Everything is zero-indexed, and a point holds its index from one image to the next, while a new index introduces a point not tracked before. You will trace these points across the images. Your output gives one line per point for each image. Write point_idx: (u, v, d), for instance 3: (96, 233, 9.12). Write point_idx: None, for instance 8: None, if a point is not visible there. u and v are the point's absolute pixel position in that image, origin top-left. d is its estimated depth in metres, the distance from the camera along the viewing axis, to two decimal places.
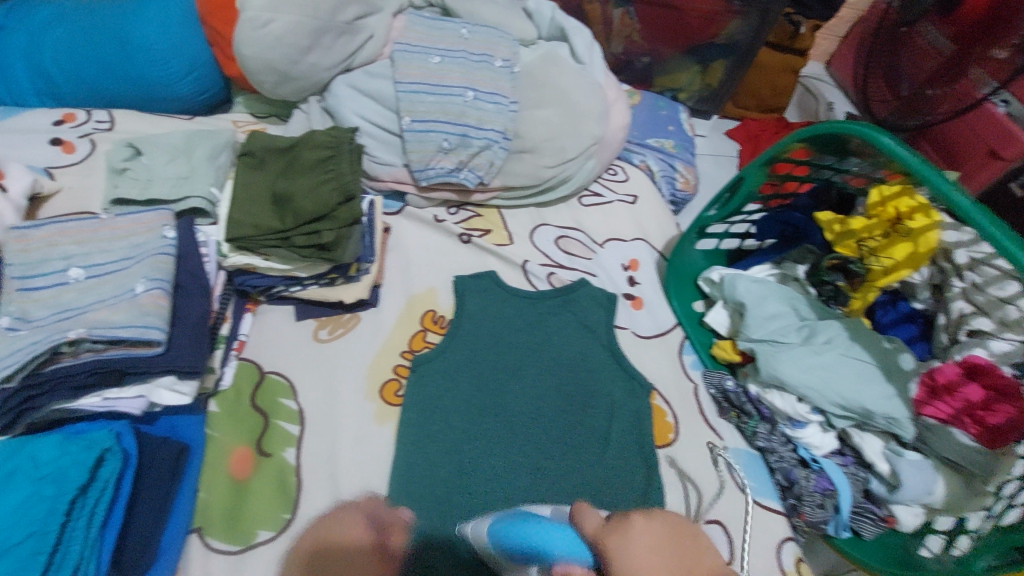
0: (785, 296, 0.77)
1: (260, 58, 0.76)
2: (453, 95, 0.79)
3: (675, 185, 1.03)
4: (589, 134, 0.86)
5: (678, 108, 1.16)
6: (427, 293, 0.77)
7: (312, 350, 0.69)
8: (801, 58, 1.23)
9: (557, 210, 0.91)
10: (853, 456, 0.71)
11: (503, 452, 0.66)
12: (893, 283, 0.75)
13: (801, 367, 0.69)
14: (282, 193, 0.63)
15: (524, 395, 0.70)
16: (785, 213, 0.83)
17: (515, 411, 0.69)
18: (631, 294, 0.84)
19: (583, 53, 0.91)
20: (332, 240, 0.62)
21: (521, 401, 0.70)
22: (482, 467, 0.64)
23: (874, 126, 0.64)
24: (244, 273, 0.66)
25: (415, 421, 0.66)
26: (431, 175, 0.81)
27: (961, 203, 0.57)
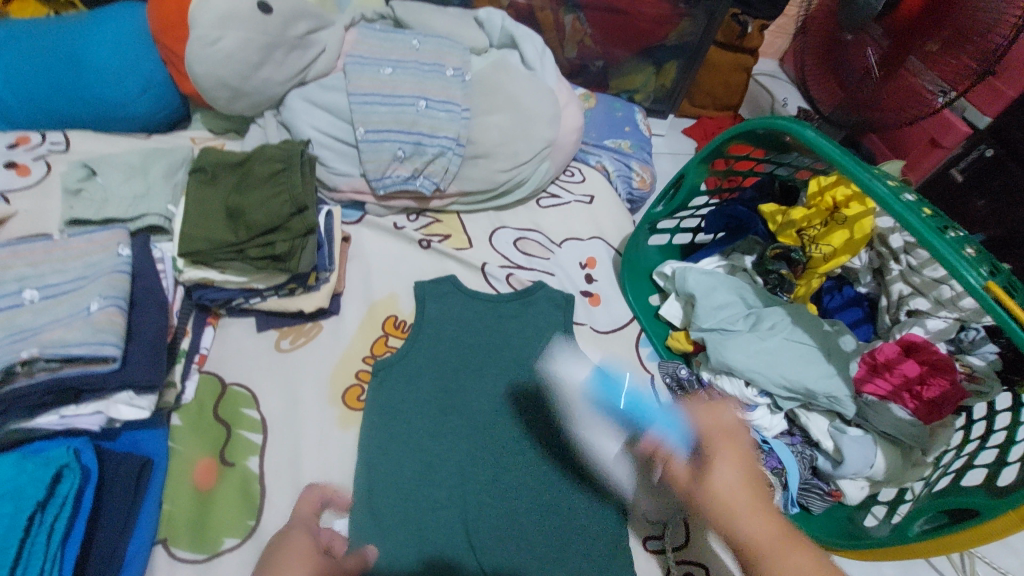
0: (733, 287, 0.80)
1: (212, 75, 0.77)
2: (405, 104, 0.81)
3: (632, 184, 1.06)
4: (541, 137, 0.88)
5: (634, 109, 1.19)
6: (389, 298, 0.78)
7: (275, 360, 0.70)
8: (751, 57, 1.26)
9: (515, 212, 0.93)
10: (801, 435, 0.75)
11: (467, 452, 0.67)
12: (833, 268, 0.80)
13: (748, 352, 0.73)
14: (236, 207, 0.64)
15: (487, 396, 0.72)
16: (730, 206, 0.87)
17: (476, 410, 0.70)
18: (588, 291, 0.87)
19: (533, 60, 0.94)
20: (286, 251, 0.64)
21: (483, 400, 0.71)
22: (448, 466, 0.66)
23: (799, 121, 0.69)
24: (201, 287, 0.67)
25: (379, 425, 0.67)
26: (388, 184, 0.83)
27: (876, 189, 0.61)
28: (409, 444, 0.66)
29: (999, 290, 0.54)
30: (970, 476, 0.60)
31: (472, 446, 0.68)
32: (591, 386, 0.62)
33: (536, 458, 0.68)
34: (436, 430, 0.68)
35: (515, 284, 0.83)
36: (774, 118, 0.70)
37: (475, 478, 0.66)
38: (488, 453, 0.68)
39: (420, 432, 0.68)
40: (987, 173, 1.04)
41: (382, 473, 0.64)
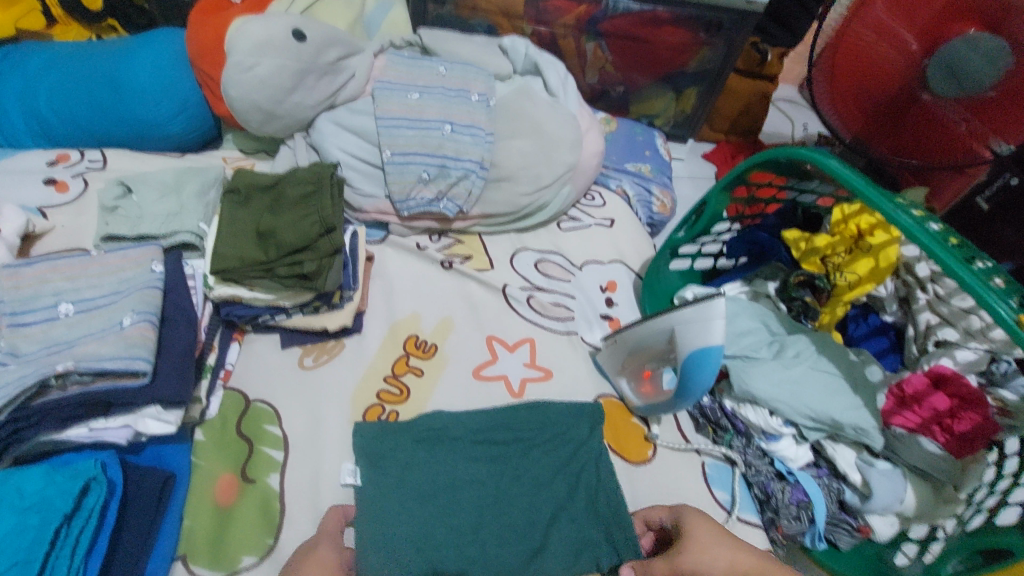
0: (755, 313, 0.80)
1: (246, 99, 0.80)
2: (431, 128, 0.83)
3: (651, 208, 1.07)
4: (563, 161, 0.90)
5: (654, 134, 1.20)
6: (410, 318, 0.78)
7: (298, 377, 0.70)
8: (771, 83, 1.27)
9: (536, 235, 0.94)
10: (828, 468, 0.72)
11: (469, 503, 0.63)
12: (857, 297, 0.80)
13: (772, 380, 0.72)
14: (266, 228, 0.66)
15: (494, 445, 0.67)
16: (752, 232, 0.86)
17: (514, 485, 0.66)
18: (608, 315, 0.87)
19: (556, 86, 0.96)
20: (314, 270, 0.66)
21: (516, 480, 0.67)
22: (450, 510, 0.62)
23: (822, 150, 0.69)
24: (230, 304, 0.68)
25: (373, 472, 0.63)
26: (413, 206, 0.84)
27: (903, 221, 0.61)
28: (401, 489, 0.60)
29: None
30: (1005, 513, 0.57)
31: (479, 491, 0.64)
32: (692, 356, 0.61)
33: (543, 517, 0.65)
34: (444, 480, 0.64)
35: (536, 307, 0.83)
36: (796, 147, 0.70)
37: (487, 526, 0.63)
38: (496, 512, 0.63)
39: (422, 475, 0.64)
40: (1014, 203, 1.03)
41: (389, 505, 0.61)
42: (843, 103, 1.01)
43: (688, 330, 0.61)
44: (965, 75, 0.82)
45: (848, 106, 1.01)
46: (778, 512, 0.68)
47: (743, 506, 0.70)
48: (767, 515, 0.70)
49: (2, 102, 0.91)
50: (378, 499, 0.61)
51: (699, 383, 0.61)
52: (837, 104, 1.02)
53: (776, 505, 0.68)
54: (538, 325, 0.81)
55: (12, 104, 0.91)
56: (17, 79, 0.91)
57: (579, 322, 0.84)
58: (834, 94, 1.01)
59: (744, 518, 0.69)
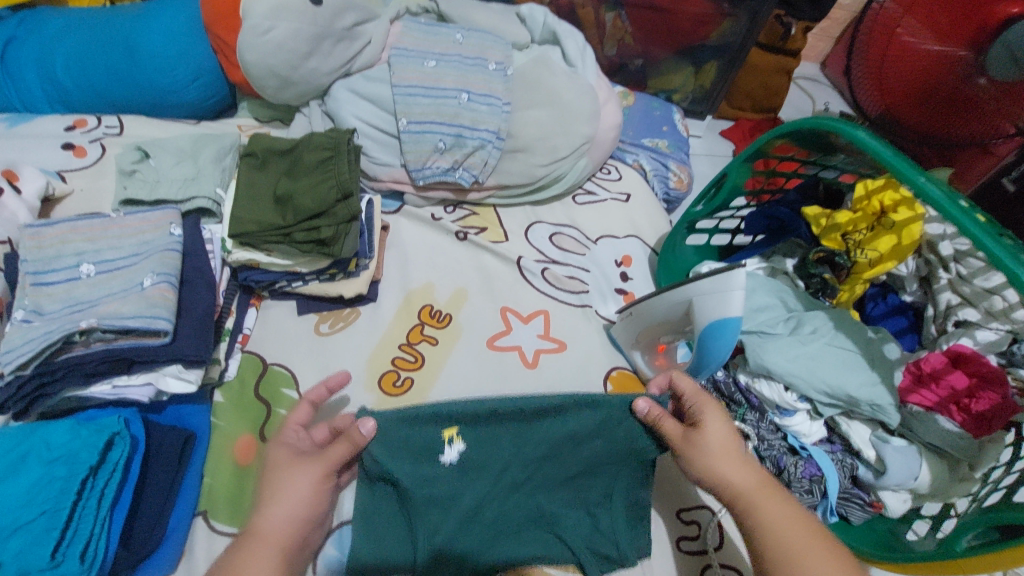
0: (773, 289, 0.79)
1: (262, 64, 0.80)
2: (448, 97, 0.82)
3: (668, 184, 1.06)
4: (580, 133, 0.88)
5: (672, 109, 1.18)
6: (425, 288, 0.78)
7: (314, 344, 0.71)
8: (794, 58, 1.23)
9: (552, 208, 0.93)
10: (841, 444, 0.73)
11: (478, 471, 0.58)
12: (878, 275, 0.77)
13: (788, 356, 0.72)
14: (284, 192, 0.66)
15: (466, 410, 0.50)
16: (773, 208, 0.85)
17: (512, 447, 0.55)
18: (622, 289, 0.86)
19: (574, 56, 0.94)
20: (331, 236, 0.65)
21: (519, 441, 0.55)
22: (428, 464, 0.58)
23: (849, 121, 0.68)
24: (248, 269, 0.69)
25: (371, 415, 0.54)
26: (428, 175, 0.83)
27: (932, 193, 0.59)
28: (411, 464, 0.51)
29: None
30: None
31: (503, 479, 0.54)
32: (710, 328, 0.60)
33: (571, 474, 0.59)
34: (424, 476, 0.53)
35: (550, 279, 0.83)
36: (822, 118, 0.68)
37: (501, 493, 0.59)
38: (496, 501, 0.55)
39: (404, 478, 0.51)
40: None
41: None
42: (881, 86, 0.99)
43: (706, 303, 0.61)
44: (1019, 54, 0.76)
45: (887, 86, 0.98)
46: (790, 486, 0.68)
47: None
48: None
49: (18, 66, 0.91)
50: None
51: (715, 356, 0.61)
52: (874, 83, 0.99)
53: (788, 480, 0.68)
54: (552, 297, 0.81)
55: (28, 68, 0.91)
56: (33, 43, 0.91)
57: (593, 296, 0.83)
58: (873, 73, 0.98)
59: None
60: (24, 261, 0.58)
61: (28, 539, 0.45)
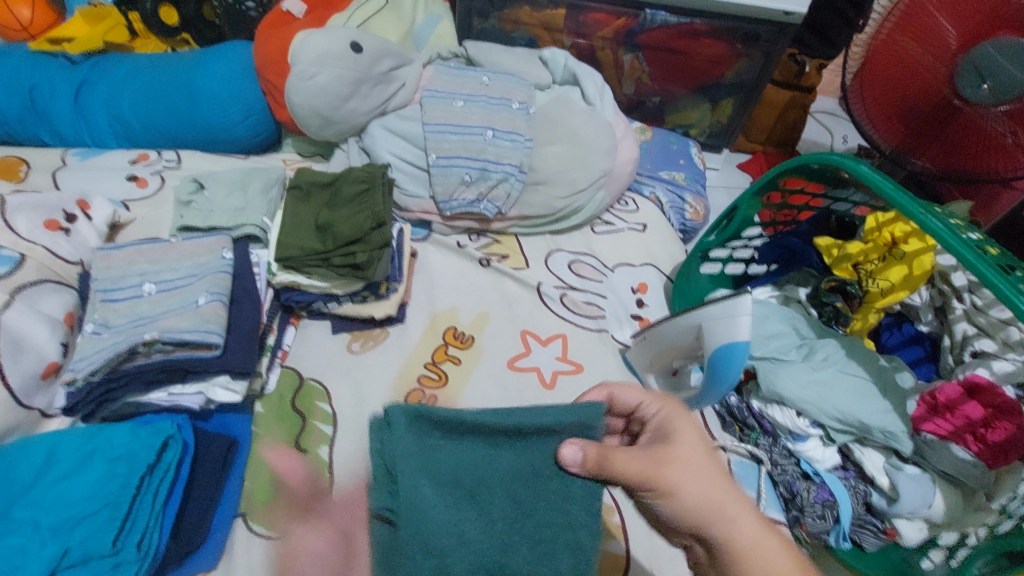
0: (786, 317, 0.81)
1: (307, 105, 0.88)
2: (474, 134, 0.89)
3: (685, 215, 1.10)
4: (597, 167, 0.94)
5: (689, 143, 1.23)
6: (449, 311, 0.83)
7: (345, 361, 0.76)
8: (809, 94, 1.28)
9: (571, 237, 0.97)
10: (855, 471, 0.73)
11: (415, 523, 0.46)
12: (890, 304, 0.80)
13: (799, 382, 0.73)
14: (325, 221, 0.72)
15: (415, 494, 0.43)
16: (785, 239, 0.88)
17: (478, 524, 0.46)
18: (637, 315, 0.89)
19: (593, 95, 1.00)
20: (365, 260, 0.72)
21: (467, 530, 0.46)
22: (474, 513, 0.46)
23: (853, 156, 0.71)
24: (289, 291, 0.75)
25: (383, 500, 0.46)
26: (455, 207, 0.89)
27: (934, 226, 0.62)
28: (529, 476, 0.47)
29: None
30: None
31: (508, 496, 0.47)
32: (719, 352, 0.63)
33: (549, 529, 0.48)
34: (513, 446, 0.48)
35: (568, 304, 0.87)
36: (828, 154, 0.72)
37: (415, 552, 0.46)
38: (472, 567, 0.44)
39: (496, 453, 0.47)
40: None
41: None
42: (880, 106, 0.97)
43: (715, 328, 0.63)
44: (994, 78, 0.80)
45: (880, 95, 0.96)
46: (803, 510, 0.68)
47: (766, 503, 0.70)
48: (791, 514, 0.69)
49: (91, 107, 1.01)
50: None
51: (727, 377, 0.63)
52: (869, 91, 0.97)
53: (801, 504, 0.69)
54: (569, 321, 0.85)
55: (99, 109, 1.01)
56: (104, 86, 1.02)
57: (609, 320, 0.87)
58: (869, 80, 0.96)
59: (768, 515, 0.69)
60: (96, 280, 0.65)
61: (92, 528, 0.51)
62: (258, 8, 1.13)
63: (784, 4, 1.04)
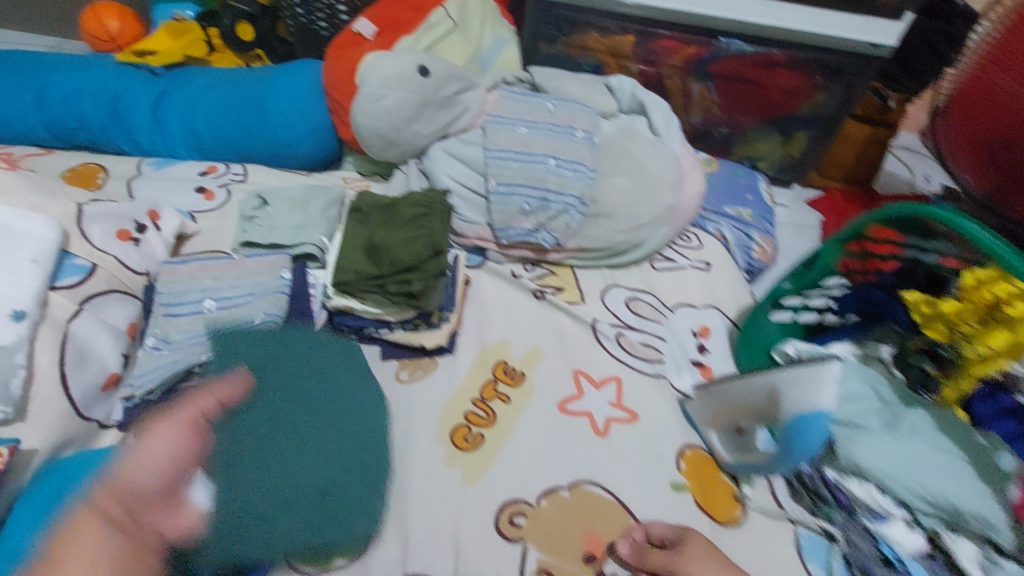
0: (865, 376, 0.72)
1: (371, 126, 0.89)
2: (536, 161, 0.87)
3: (752, 254, 1.03)
4: (662, 202, 0.90)
5: (757, 178, 1.17)
6: (500, 344, 0.81)
7: (392, 390, 0.73)
8: (891, 131, 1.19)
9: (629, 272, 0.93)
10: (943, 560, 0.64)
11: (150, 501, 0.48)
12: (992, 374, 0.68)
13: (882, 454, 0.66)
14: (382, 246, 0.71)
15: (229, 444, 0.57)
16: (867, 290, 0.79)
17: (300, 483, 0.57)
18: (699, 362, 0.84)
19: (660, 126, 0.96)
20: (420, 289, 0.69)
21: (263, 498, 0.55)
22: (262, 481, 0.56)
23: (956, 212, 0.66)
24: (343, 314, 0.74)
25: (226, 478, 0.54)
26: (511, 235, 0.87)
27: None
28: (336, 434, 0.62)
29: None
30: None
31: (363, 476, 0.60)
32: (794, 420, 0.61)
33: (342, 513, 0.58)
34: (346, 368, 0.68)
35: (624, 344, 0.82)
36: (928, 206, 0.67)
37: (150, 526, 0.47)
38: (255, 453, 0.57)
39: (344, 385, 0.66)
40: None
41: (466, 524, 0.64)
42: (969, 140, 0.89)
43: (794, 392, 0.60)
44: None
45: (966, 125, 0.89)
46: None
47: None
48: None
49: (168, 118, 1.06)
50: (457, 522, 0.64)
51: (802, 446, 0.61)
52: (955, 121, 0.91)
53: None
54: (625, 363, 0.80)
55: (175, 120, 1.05)
56: (181, 98, 1.06)
57: (668, 366, 0.82)
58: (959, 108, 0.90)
59: None
60: (161, 294, 0.67)
61: None
62: (330, 28, 1.15)
63: (873, 36, 0.99)
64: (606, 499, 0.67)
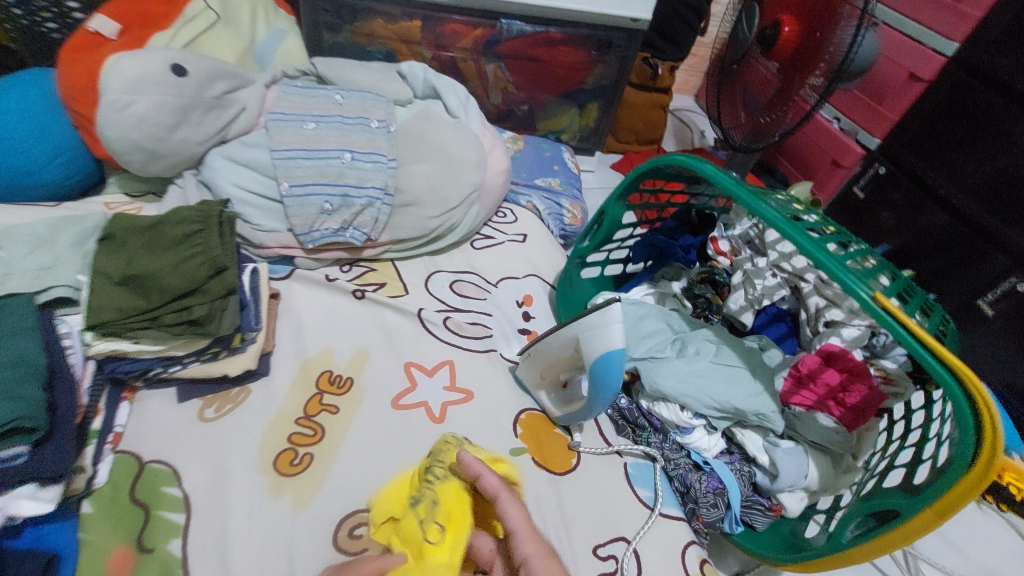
0: (660, 315, 0.83)
1: (125, 139, 0.75)
2: (330, 158, 0.82)
3: (564, 220, 1.09)
4: (469, 182, 0.91)
5: (561, 149, 1.25)
6: (322, 353, 0.76)
7: (197, 432, 0.65)
8: (666, 95, 1.35)
9: (450, 256, 0.94)
10: (739, 453, 0.76)
11: None
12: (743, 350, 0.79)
13: (679, 377, 0.74)
14: (139, 273, 0.61)
15: None
16: (652, 236, 0.91)
17: None
18: (526, 329, 0.88)
19: (457, 108, 0.97)
20: (205, 314, 0.62)
21: None
22: None
23: (696, 156, 0.73)
24: (114, 359, 0.64)
25: None
26: (317, 237, 0.82)
27: (769, 217, 0.64)
28: (7, 376, 0.52)
29: (886, 300, 0.57)
30: (919, 472, 0.60)
31: None
32: (598, 362, 0.62)
33: None
34: None
35: (453, 327, 0.82)
36: (675, 155, 0.74)
37: None
38: None
39: (25, 336, 0.56)
40: (884, 187, 1.27)
41: (299, 545, 0.60)
42: (727, 109, 1.31)
43: (591, 338, 0.63)
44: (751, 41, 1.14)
45: (730, 110, 1.31)
46: (697, 501, 0.70)
47: (664, 500, 0.71)
48: (688, 506, 0.71)
49: None
50: (292, 548, 0.59)
51: (606, 388, 0.63)
52: (724, 113, 1.32)
53: (695, 496, 0.70)
54: (456, 346, 0.81)
55: None
56: None
57: (497, 339, 0.84)
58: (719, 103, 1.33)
59: (667, 512, 0.70)
60: None
61: None
62: (62, 29, 0.92)
63: (632, 10, 1.09)
64: None
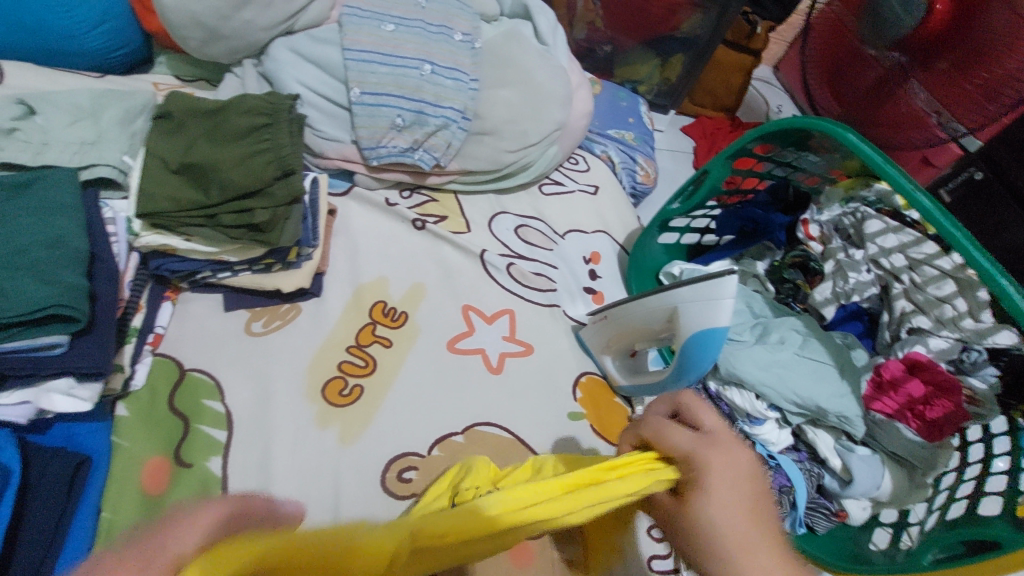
0: (741, 295, 0.78)
1: (184, 10, 0.66)
2: (409, 66, 0.73)
3: (636, 177, 1.02)
4: (551, 119, 0.82)
5: (638, 101, 1.15)
6: (377, 282, 0.70)
7: (241, 346, 0.60)
8: (756, 59, 1.23)
9: (517, 197, 0.86)
10: (807, 452, 0.72)
11: None
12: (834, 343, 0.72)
13: (759, 365, 0.69)
14: (197, 161, 0.54)
15: None
16: (746, 209, 0.86)
17: None
18: (591, 288, 0.82)
19: (547, 34, 0.87)
20: (266, 220, 0.56)
21: None
22: None
23: (840, 123, 0.64)
24: (161, 256, 0.58)
25: None
26: (383, 155, 0.74)
27: (924, 203, 0.56)
28: (46, 255, 0.46)
29: None
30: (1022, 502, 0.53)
31: None
32: (695, 339, 0.57)
33: None
34: None
35: (516, 275, 0.76)
36: (813, 118, 0.65)
37: None
38: None
39: (66, 214, 0.49)
40: (972, 195, 1.15)
41: (345, 481, 0.55)
42: (824, 84, 1.17)
43: (692, 311, 0.57)
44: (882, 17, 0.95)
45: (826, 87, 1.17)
46: None
47: None
48: None
49: None
50: (336, 483, 0.55)
51: (695, 368, 0.58)
52: (821, 88, 1.18)
53: None
54: (518, 294, 0.74)
55: None
56: None
57: (561, 295, 0.78)
58: (816, 75, 1.18)
59: None
60: None
61: None
62: None
63: None
64: (504, 438, 0.63)
